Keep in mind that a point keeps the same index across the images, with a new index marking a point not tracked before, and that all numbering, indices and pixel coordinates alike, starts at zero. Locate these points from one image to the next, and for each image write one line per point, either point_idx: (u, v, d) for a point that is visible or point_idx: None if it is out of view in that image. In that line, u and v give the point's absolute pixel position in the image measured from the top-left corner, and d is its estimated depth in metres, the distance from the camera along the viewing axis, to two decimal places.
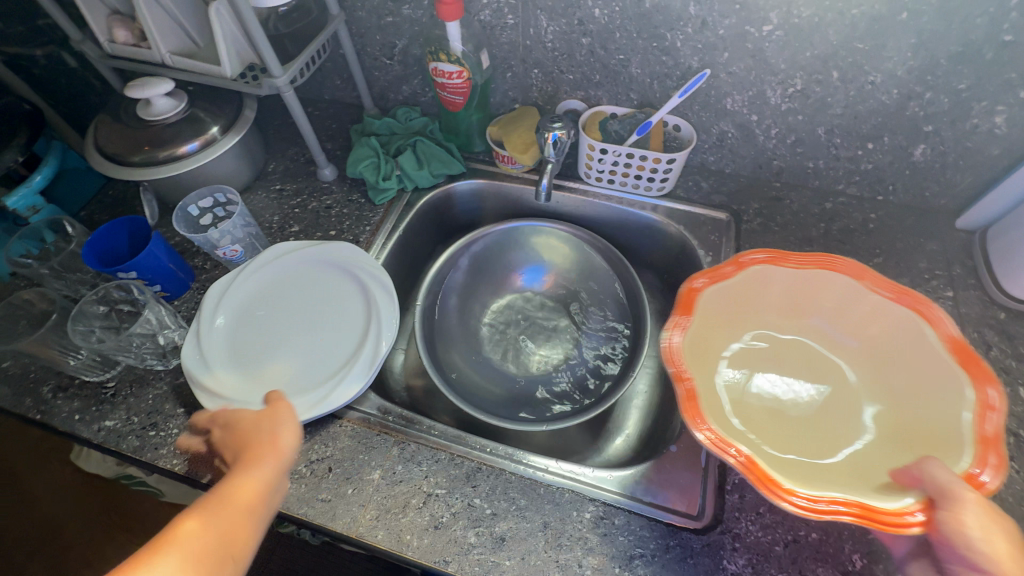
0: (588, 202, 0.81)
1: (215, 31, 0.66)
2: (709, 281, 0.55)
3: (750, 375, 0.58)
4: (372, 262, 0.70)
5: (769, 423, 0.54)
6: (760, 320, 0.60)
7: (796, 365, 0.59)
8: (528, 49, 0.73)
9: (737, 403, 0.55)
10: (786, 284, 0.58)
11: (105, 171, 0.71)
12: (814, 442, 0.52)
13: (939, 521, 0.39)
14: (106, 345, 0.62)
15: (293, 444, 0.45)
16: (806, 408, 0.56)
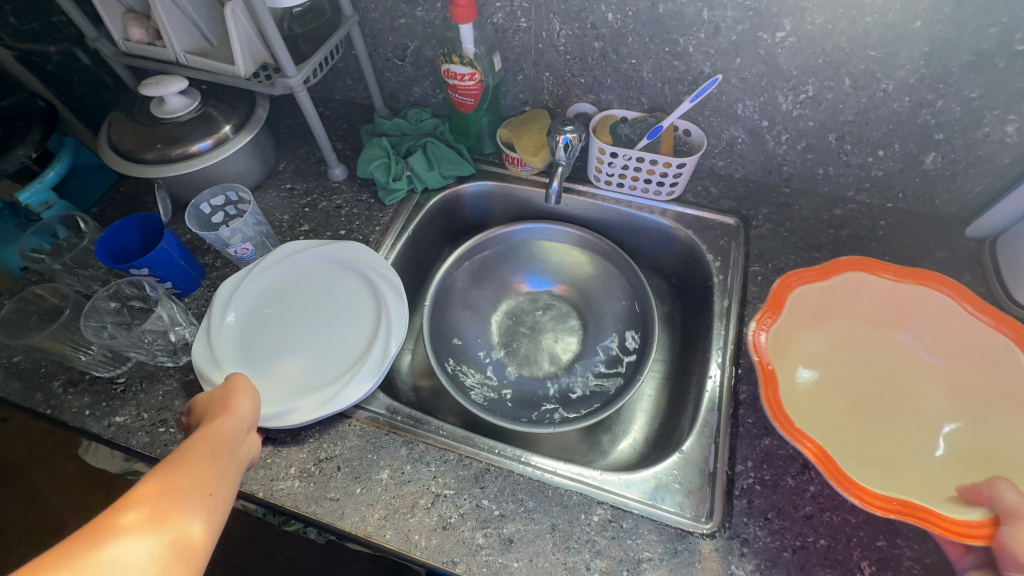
0: (597, 205, 0.81)
1: (230, 30, 0.67)
2: (798, 282, 0.58)
3: (828, 379, 0.59)
4: (382, 261, 0.70)
5: (841, 426, 0.55)
6: (846, 326, 0.61)
7: (876, 375, 0.59)
8: (541, 52, 0.73)
9: (808, 403, 0.57)
10: (878, 295, 0.59)
11: (117, 168, 0.72)
12: (886, 451, 0.53)
13: (1002, 535, 0.40)
14: (118, 341, 0.62)
15: (249, 406, 0.49)
16: (881, 418, 0.56)
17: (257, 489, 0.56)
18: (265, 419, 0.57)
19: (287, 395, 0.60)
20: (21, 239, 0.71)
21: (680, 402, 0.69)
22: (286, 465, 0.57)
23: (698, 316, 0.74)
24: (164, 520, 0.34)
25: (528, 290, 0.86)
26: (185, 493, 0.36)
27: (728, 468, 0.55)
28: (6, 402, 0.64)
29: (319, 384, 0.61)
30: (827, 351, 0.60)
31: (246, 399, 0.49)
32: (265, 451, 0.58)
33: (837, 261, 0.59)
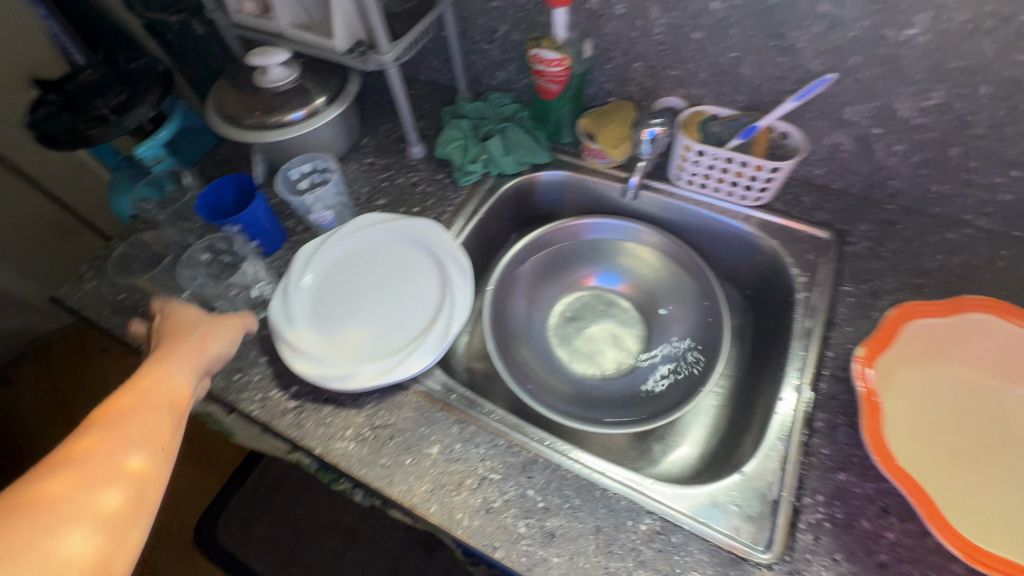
0: (674, 205, 0.77)
1: (334, 7, 0.70)
2: (918, 313, 0.53)
3: (943, 420, 0.52)
4: (451, 240, 0.71)
5: (948, 473, 0.49)
6: (964, 368, 0.54)
7: (997, 424, 0.52)
8: (633, 41, 0.70)
9: (914, 442, 0.51)
10: (1010, 342, 0.52)
11: (222, 132, 0.79)
12: (998, 507, 0.47)
13: None
14: (209, 290, 0.68)
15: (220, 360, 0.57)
16: (999, 471, 0.49)
17: (316, 446, 0.59)
18: (329, 379, 0.60)
19: (351, 359, 0.62)
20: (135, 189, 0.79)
21: (747, 421, 0.65)
22: (344, 426, 0.60)
23: (774, 333, 0.69)
24: (145, 476, 0.41)
25: (593, 288, 0.83)
26: (160, 452, 0.43)
27: (795, 497, 0.51)
28: (110, 334, 0.71)
29: (381, 351, 0.62)
30: (943, 392, 0.54)
31: (208, 343, 0.56)
32: (325, 410, 0.61)
33: (964, 299, 0.53)
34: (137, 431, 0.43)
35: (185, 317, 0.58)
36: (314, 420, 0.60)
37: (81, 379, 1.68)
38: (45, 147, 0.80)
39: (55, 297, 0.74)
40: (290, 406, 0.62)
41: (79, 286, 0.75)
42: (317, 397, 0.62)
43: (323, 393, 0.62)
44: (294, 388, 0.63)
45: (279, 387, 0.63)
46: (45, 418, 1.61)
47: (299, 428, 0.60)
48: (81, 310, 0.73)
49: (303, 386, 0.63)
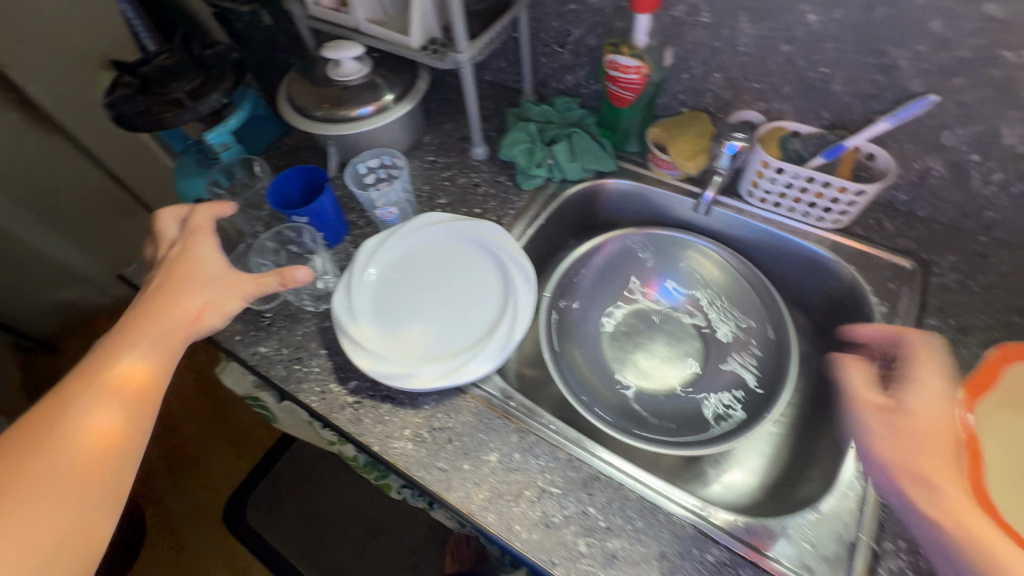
0: (744, 222, 0.75)
1: (414, 4, 0.70)
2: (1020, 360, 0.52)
3: None
4: (515, 244, 0.69)
5: None
6: None
7: None
8: (715, 52, 0.68)
9: None
10: None
11: (292, 121, 0.80)
12: None
13: None
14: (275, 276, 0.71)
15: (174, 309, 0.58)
16: None
17: (373, 443, 0.59)
18: (390, 377, 0.59)
19: (412, 359, 0.62)
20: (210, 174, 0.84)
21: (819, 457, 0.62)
22: (402, 425, 0.60)
23: (854, 365, 0.66)
24: None
25: (653, 301, 0.81)
26: None
27: (873, 540, 0.49)
28: None
29: (443, 354, 0.62)
30: None
31: (204, 292, 0.55)
32: (384, 407, 0.61)
33: None
34: (105, 400, 0.46)
35: (199, 253, 0.57)
36: (373, 417, 0.60)
37: None
38: (119, 126, 0.82)
39: (123, 274, 0.76)
40: (349, 400, 0.62)
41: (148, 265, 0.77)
42: (376, 394, 0.62)
43: (382, 391, 0.62)
44: (353, 382, 0.63)
45: (338, 380, 0.63)
46: None
47: (358, 423, 0.60)
48: None
49: (362, 381, 0.63)
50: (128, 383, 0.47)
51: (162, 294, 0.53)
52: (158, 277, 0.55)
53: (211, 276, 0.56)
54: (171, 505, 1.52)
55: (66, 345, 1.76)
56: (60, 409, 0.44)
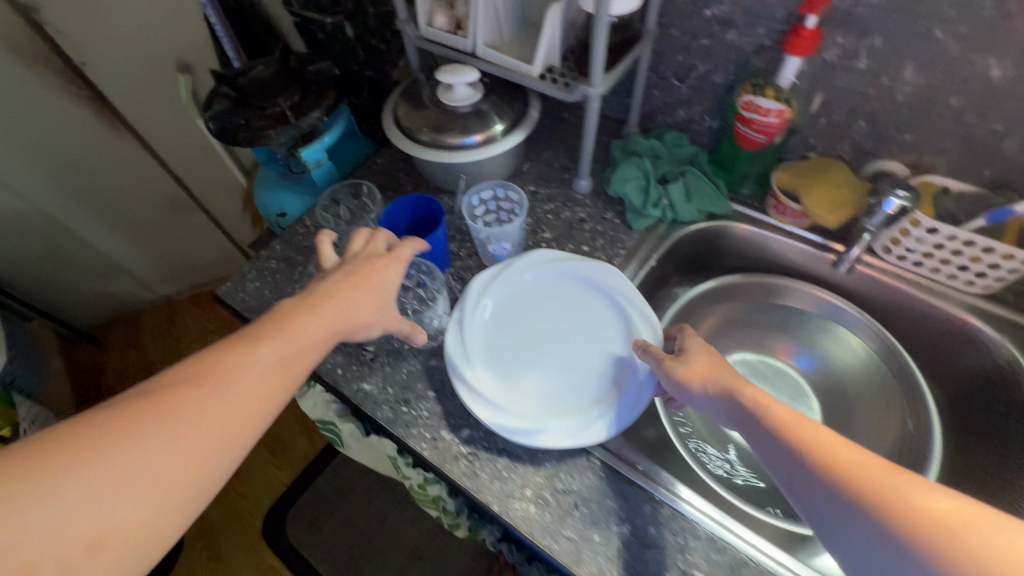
0: (876, 279, 0.70)
1: (543, 31, 0.67)
2: None
3: None
4: (637, 292, 0.65)
5: None
6: None
7: None
8: (867, 99, 0.63)
9: None
10: None
11: (398, 144, 0.77)
12: None
13: None
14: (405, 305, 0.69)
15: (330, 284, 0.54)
16: None
17: (492, 501, 0.55)
18: (512, 432, 0.56)
19: (533, 413, 0.58)
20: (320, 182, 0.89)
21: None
22: (522, 484, 0.56)
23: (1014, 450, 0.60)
24: None
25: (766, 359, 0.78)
26: None
27: None
28: None
29: (565, 409, 0.58)
30: None
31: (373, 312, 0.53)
32: (502, 462, 0.57)
33: None
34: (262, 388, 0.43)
35: (390, 269, 0.56)
36: (490, 473, 0.57)
37: (169, 352, 1.72)
38: (218, 139, 0.80)
39: (218, 293, 0.73)
40: (462, 451, 0.58)
41: (243, 285, 0.74)
42: (491, 446, 0.58)
43: (497, 443, 0.59)
44: (465, 432, 0.60)
45: (449, 428, 0.60)
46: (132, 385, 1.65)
47: (474, 479, 0.56)
48: (245, 311, 0.72)
49: (475, 431, 0.59)
50: (268, 371, 0.44)
51: (348, 292, 0.52)
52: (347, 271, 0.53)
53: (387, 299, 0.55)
54: (207, 514, 1.48)
55: (108, 340, 1.75)
56: (208, 367, 0.42)
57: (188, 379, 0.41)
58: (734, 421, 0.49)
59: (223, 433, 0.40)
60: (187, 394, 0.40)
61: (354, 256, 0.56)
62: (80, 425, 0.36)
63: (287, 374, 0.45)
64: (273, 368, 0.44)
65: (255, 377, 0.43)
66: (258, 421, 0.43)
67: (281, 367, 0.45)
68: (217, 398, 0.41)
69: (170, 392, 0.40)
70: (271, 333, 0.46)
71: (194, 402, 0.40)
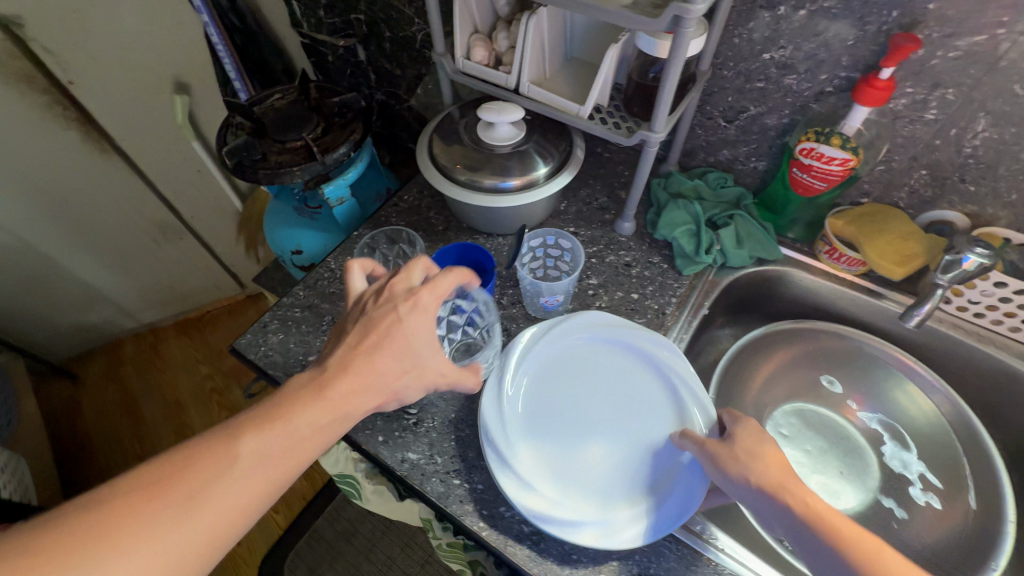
0: (933, 330, 0.68)
1: (598, 72, 0.63)
2: None
3: None
4: (684, 363, 0.60)
5: None
6: None
7: None
8: (933, 149, 0.61)
9: None
10: None
11: (434, 183, 0.72)
12: None
13: None
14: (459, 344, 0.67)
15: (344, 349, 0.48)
16: None
17: None
18: (558, 525, 0.51)
19: (581, 501, 0.53)
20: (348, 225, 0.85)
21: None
22: (594, 569, 0.51)
23: None
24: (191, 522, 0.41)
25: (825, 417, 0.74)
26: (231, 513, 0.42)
27: None
28: None
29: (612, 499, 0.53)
30: None
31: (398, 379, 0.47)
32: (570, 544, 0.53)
33: None
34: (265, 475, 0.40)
35: (417, 317, 0.48)
36: (558, 556, 0.52)
37: (151, 385, 1.60)
38: (235, 175, 0.74)
39: (237, 347, 0.67)
40: (525, 530, 0.54)
41: (263, 338, 0.68)
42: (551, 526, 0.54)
43: None
44: None
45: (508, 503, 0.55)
46: (111, 422, 1.53)
47: (542, 563, 0.52)
48: (268, 368, 0.65)
49: None
50: (262, 470, 0.40)
51: (364, 361, 0.46)
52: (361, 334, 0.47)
53: (419, 356, 0.48)
54: None
55: (85, 372, 1.63)
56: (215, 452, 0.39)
57: (174, 476, 0.37)
58: (781, 522, 0.46)
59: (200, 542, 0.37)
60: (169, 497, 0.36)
61: (378, 296, 0.49)
62: (67, 517, 0.34)
63: (282, 472, 0.41)
64: (267, 467, 0.40)
65: (245, 479, 0.39)
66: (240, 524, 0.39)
67: (275, 463, 0.40)
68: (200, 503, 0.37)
69: (149, 490, 0.36)
70: (270, 421, 0.41)
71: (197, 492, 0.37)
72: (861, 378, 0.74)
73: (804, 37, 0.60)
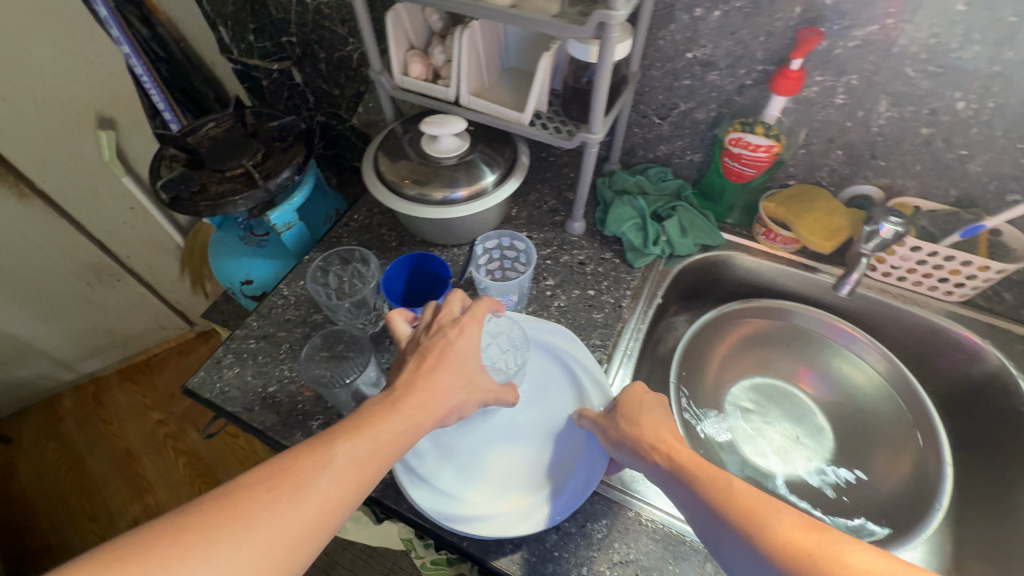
0: (865, 297, 0.74)
1: (534, 80, 0.65)
2: None
3: None
4: (583, 348, 0.62)
5: None
6: None
7: None
8: (845, 130, 0.67)
9: None
10: None
11: (383, 200, 0.72)
12: None
13: None
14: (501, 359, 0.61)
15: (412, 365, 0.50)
16: None
17: None
18: (465, 522, 0.50)
19: (489, 498, 0.52)
20: (302, 247, 0.84)
21: (978, 540, 0.60)
22: (576, 563, 0.51)
23: (996, 442, 0.65)
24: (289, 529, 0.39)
25: (778, 386, 0.79)
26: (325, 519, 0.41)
27: None
28: (263, 436, 0.61)
29: (540, 489, 0.53)
30: None
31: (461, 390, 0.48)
32: (551, 541, 0.52)
33: None
34: (354, 472, 0.39)
35: (466, 339, 0.50)
36: (540, 554, 0.51)
37: (97, 439, 1.49)
38: (174, 210, 0.71)
39: (191, 388, 0.64)
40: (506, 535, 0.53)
41: (218, 373, 0.65)
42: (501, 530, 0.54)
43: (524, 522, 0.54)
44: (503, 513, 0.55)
45: None
46: (55, 485, 1.42)
47: (524, 564, 0.51)
48: (226, 404, 0.62)
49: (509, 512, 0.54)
50: (347, 474, 0.39)
51: (428, 377, 0.47)
52: (421, 353, 0.48)
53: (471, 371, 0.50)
54: None
55: (23, 434, 1.51)
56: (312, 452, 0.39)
57: (267, 481, 0.36)
58: (657, 478, 0.49)
59: (294, 544, 0.35)
60: (267, 500, 0.35)
61: (428, 330, 0.51)
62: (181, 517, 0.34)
63: (366, 477, 0.40)
64: (351, 471, 0.39)
65: (335, 484, 0.38)
66: (328, 530, 0.37)
67: (366, 464, 0.40)
68: (295, 506, 0.36)
69: (241, 498, 0.35)
70: (352, 429, 0.41)
71: (299, 485, 0.37)
72: (807, 350, 0.79)
73: (721, 36, 0.65)
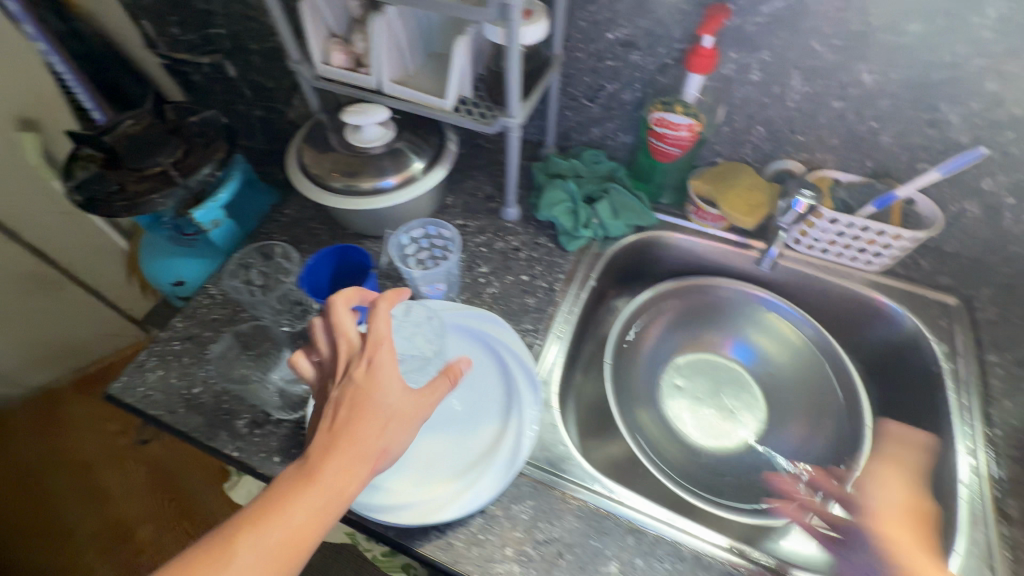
0: (793, 270, 0.76)
1: (452, 65, 0.64)
2: None
3: None
4: (505, 331, 0.64)
5: None
6: None
7: None
8: (764, 106, 0.68)
9: None
10: None
11: (308, 193, 0.70)
12: None
13: None
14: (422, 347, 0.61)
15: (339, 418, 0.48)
16: None
17: (472, 571, 0.50)
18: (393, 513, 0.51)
19: (415, 487, 0.53)
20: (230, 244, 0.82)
21: None
22: (501, 544, 0.51)
23: (913, 403, 0.68)
24: None
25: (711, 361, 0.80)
26: None
27: None
28: (188, 438, 0.60)
29: (466, 473, 0.54)
30: None
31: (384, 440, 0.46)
32: (476, 525, 0.52)
33: None
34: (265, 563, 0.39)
35: (374, 373, 0.47)
36: (465, 538, 0.52)
37: (50, 455, 1.45)
38: (87, 211, 0.68)
39: (114, 394, 0.62)
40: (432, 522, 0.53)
41: (141, 377, 0.64)
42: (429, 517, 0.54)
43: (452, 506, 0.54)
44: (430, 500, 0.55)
45: None
46: (10, 503, 1.38)
47: (449, 549, 0.51)
48: (149, 409, 0.61)
49: None
50: (264, 566, 0.39)
51: (344, 436, 0.44)
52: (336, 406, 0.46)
53: (391, 412, 0.46)
54: None
55: None
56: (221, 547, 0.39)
57: None
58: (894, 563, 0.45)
59: None
60: None
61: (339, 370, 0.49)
62: None
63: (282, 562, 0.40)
64: (269, 560, 0.39)
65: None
66: None
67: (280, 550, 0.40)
68: None
69: None
70: (262, 517, 0.40)
71: None
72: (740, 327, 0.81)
73: (638, 15, 0.65)
